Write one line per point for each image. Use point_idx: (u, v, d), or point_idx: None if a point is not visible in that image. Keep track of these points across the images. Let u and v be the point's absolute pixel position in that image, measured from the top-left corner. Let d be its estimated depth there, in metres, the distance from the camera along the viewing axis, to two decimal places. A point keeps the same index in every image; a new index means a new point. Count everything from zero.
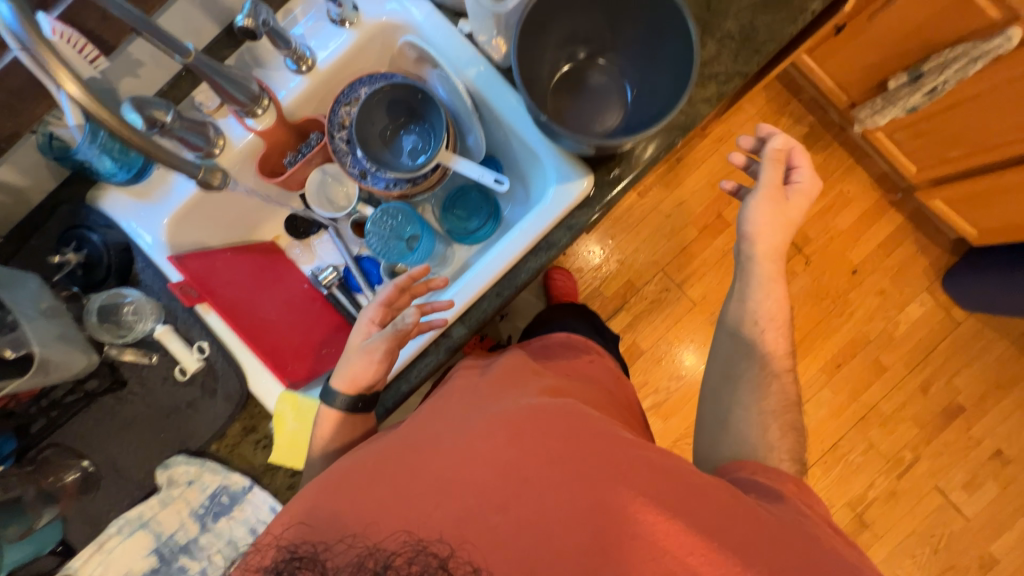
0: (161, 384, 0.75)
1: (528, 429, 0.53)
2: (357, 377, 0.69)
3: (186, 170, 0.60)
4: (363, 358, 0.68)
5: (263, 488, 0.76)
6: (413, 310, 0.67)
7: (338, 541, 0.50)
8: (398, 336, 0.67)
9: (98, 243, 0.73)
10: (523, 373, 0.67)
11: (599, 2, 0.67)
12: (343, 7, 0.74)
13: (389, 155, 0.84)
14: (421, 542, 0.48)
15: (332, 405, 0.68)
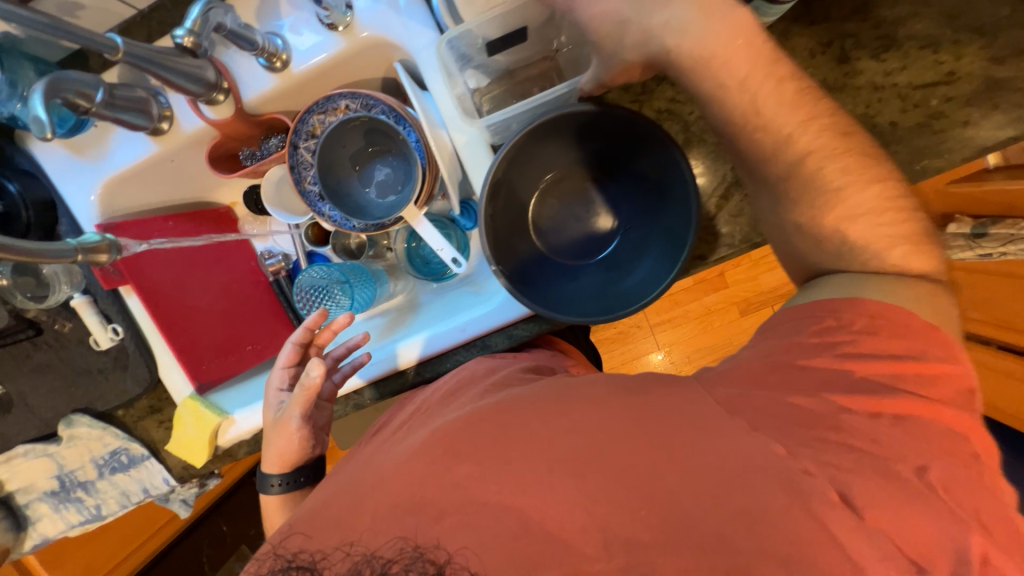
0: (76, 346, 0.75)
1: (477, 437, 0.46)
2: (284, 453, 0.66)
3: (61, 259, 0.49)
4: (280, 433, 0.65)
5: (159, 462, 0.80)
6: (316, 363, 0.61)
7: (337, 549, 0.42)
8: (306, 396, 0.62)
9: (14, 195, 0.66)
10: (474, 382, 0.58)
11: (619, 128, 0.57)
12: (332, 11, 0.61)
13: (357, 181, 0.76)
14: (418, 549, 0.41)
15: (269, 491, 0.66)
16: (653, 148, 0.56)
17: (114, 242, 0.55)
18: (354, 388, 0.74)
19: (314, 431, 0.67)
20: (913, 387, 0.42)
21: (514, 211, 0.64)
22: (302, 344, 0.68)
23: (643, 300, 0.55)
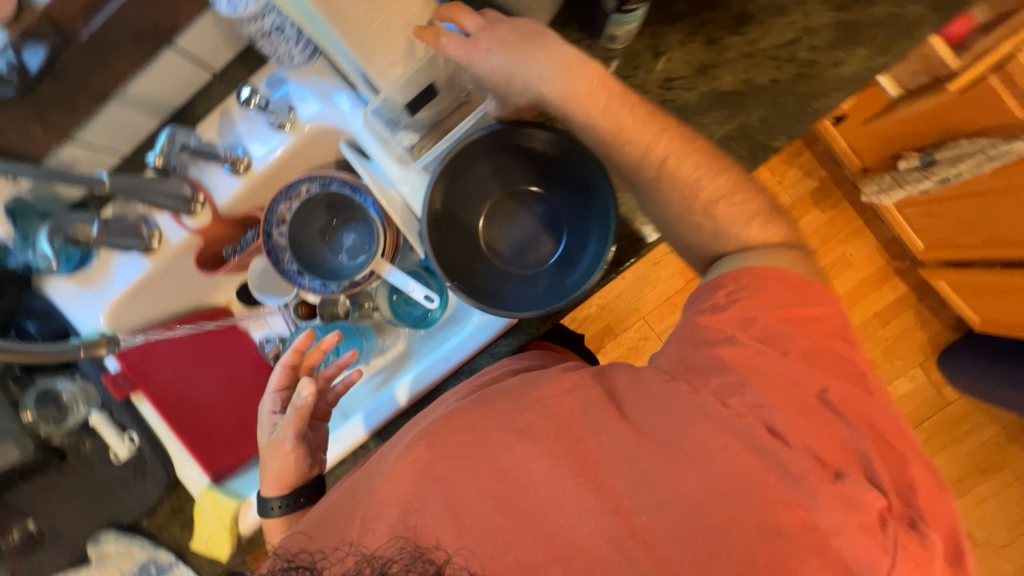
0: (98, 463, 0.79)
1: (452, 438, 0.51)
2: (281, 474, 0.66)
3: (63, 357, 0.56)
4: (276, 454, 0.65)
5: (188, 566, 0.79)
6: (307, 385, 0.63)
7: (335, 549, 0.49)
8: (299, 415, 0.65)
9: (34, 334, 0.75)
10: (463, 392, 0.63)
11: (532, 145, 0.64)
12: (279, 114, 0.72)
13: (329, 252, 0.84)
14: (417, 549, 0.46)
15: (269, 515, 0.65)
16: (564, 152, 0.62)
17: (112, 337, 0.62)
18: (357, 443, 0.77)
19: (309, 451, 0.68)
20: (792, 325, 0.52)
21: (464, 239, 0.70)
22: (293, 365, 0.69)
23: (586, 286, 0.60)
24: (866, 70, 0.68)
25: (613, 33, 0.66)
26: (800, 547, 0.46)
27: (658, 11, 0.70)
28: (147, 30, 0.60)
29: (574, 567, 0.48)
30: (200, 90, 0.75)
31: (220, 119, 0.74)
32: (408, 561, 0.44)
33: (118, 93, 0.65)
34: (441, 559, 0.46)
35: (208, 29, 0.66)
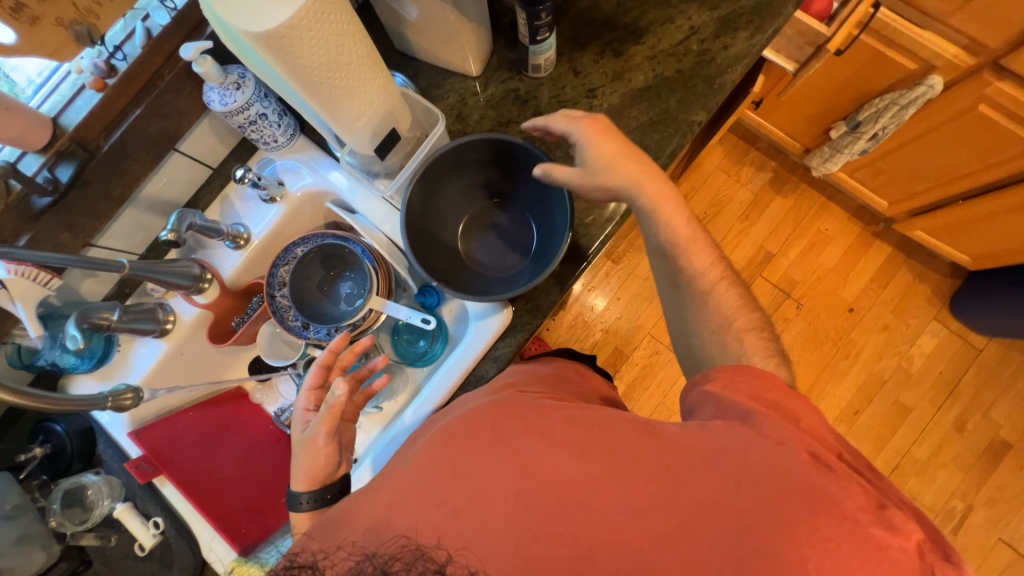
0: (123, 560, 0.77)
1: (461, 435, 0.52)
2: (312, 471, 0.66)
3: (91, 406, 0.61)
4: (309, 450, 0.66)
5: None
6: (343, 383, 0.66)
7: (338, 549, 0.48)
8: (332, 413, 0.66)
9: (62, 433, 0.79)
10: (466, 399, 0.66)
11: (490, 159, 0.74)
12: (269, 188, 0.82)
13: (329, 303, 0.90)
14: (420, 549, 0.45)
15: (299, 510, 0.65)
16: (516, 158, 0.72)
17: (137, 388, 0.68)
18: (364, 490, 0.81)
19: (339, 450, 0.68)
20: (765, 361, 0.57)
21: (448, 255, 0.78)
22: (328, 364, 0.72)
23: (553, 265, 0.67)
24: (749, 47, 0.81)
25: (535, 63, 0.80)
26: (818, 444, 0.46)
27: (569, 42, 0.85)
28: (156, 138, 0.72)
29: (603, 535, 0.45)
30: (202, 186, 0.87)
31: (222, 205, 0.86)
32: (411, 560, 0.43)
33: (133, 196, 0.77)
34: (442, 558, 0.44)
35: (204, 131, 0.80)
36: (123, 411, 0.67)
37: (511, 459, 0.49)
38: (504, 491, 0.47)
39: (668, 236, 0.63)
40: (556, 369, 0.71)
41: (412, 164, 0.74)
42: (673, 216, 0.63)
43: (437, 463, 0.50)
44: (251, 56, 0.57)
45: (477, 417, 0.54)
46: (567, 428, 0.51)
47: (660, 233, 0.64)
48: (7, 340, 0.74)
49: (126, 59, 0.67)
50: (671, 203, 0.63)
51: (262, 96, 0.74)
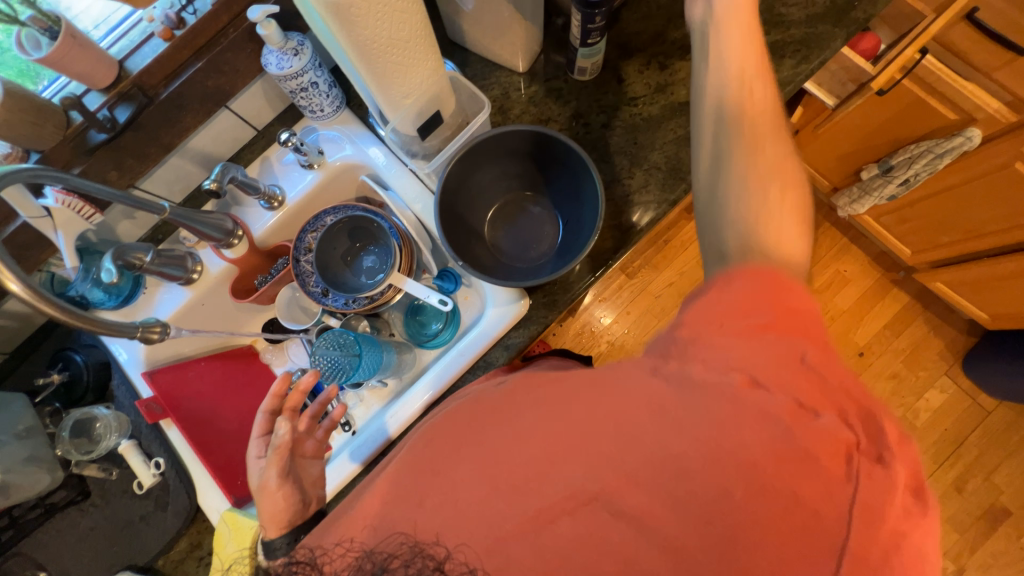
0: (120, 496, 0.79)
1: (441, 432, 0.51)
2: (275, 510, 0.64)
3: (120, 333, 0.62)
4: (264, 496, 0.65)
5: None
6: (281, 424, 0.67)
7: (337, 545, 0.47)
8: (280, 453, 0.67)
9: (80, 363, 0.80)
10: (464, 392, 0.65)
11: (526, 151, 0.75)
12: (309, 154, 0.85)
13: (350, 274, 0.92)
14: (419, 545, 0.43)
15: (273, 556, 0.61)
16: (553, 154, 0.74)
17: (166, 323, 0.70)
18: (347, 478, 0.81)
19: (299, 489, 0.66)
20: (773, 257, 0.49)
21: (475, 240, 0.80)
22: (273, 410, 0.72)
23: (579, 259, 0.67)
24: (793, 76, 0.83)
25: (582, 65, 0.82)
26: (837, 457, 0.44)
27: (617, 50, 0.87)
28: (210, 93, 0.75)
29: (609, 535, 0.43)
30: (245, 145, 0.90)
31: (261, 166, 0.88)
32: (409, 557, 0.42)
33: (180, 145, 0.80)
34: (442, 554, 0.43)
35: (256, 91, 0.83)
36: (151, 343, 0.70)
37: (474, 453, 0.47)
38: (478, 480, 0.45)
39: (737, 85, 0.55)
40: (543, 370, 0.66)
41: (452, 147, 0.76)
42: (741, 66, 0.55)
43: (417, 460, 0.49)
44: (317, 19, 0.59)
45: (461, 411, 0.53)
46: (528, 417, 0.48)
47: (722, 79, 0.56)
48: (43, 267, 0.77)
49: (195, 13, 0.70)
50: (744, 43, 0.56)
51: (317, 65, 0.77)
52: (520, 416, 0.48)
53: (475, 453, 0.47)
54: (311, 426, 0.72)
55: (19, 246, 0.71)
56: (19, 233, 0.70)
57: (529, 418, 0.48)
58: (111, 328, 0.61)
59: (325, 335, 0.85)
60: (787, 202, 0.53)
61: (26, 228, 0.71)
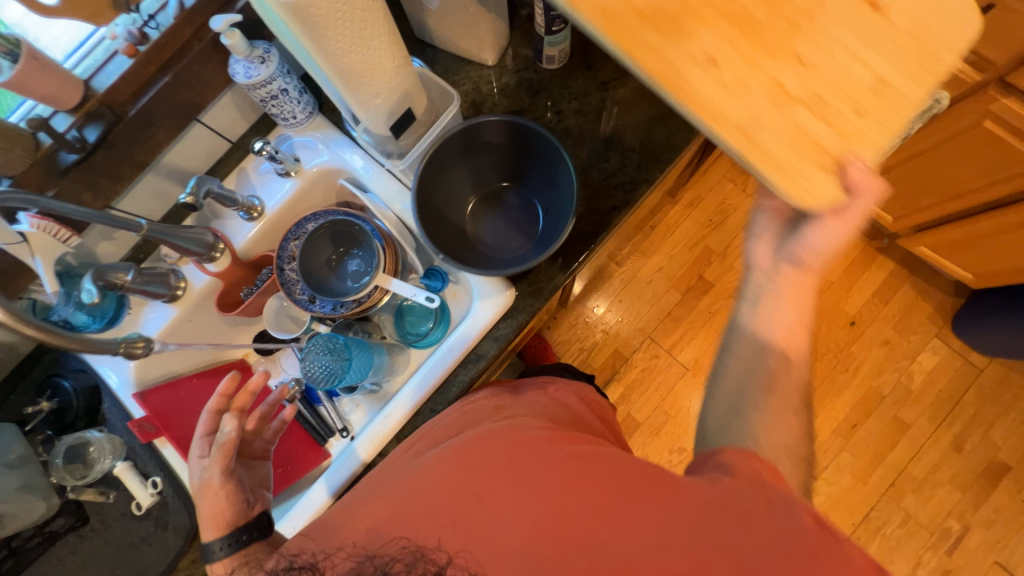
0: (119, 519, 0.79)
1: (476, 458, 0.53)
2: (221, 512, 0.68)
3: (104, 350, 0.62)
4: (206, 495, 0.68)
5: None
6: (230, 423, 0.72)
7: (344, 556, 0.49)
8: (225, 452, 0.71)
9: (69, 389, 0.79)
10: (484, 407, 0.67)
11: (499, 141, 0.76)
12: (286, 162, 0.85)
13: (336, 279, 0.92)
14: (420, 549, 0.47)
15: (212, 557, 0.65)
16: (526, 142, 0.74)
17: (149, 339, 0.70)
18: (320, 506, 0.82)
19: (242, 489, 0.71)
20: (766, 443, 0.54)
21: (456, 235, 0.80)
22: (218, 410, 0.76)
23: (561, 242, 0.68)
24: None
25: (550, 53, 0.82)
26: None
27: (583, 36, 0.87)
28: (179, 107, 0.75)
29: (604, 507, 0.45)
30: (221, 158, 0.89)
31: (238, 177, 0.88)
32: (411, 561, 0.44)
33: (154, 162, 0.80)
34: (442, 560, 0.45)
35: (227, 103, 0.83)
36: (133, 359, 0.70)
37: (516, 488, 0.50)
38: (519, 519, 0.48)
39: (782, 343, 0.58)
40: (554, 399, 0.70)
41: (426, 142, 0.76)
42: (788, 328, 0.58)
43: (456, 484, 0.51)
44: (281, 27, 0.60)
45: (493, 441, 0.54)
46: (568, 468, 0.51)
47: (772, 332, 0.58)
48: (23, 295, 0.76)
49: (158, 28, 0.70)
50: (800, 313, 0.58)
51: (285, 72, 0.77)
52: (567, 467, 0.51)
53: (516, 492, 0.50)
54: (258, 427, 0.80)
55: None
56: None
57: (573, 471, 0.51)
58: (94, 345, 0.61)
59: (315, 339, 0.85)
60: (793, 452, 0.55)
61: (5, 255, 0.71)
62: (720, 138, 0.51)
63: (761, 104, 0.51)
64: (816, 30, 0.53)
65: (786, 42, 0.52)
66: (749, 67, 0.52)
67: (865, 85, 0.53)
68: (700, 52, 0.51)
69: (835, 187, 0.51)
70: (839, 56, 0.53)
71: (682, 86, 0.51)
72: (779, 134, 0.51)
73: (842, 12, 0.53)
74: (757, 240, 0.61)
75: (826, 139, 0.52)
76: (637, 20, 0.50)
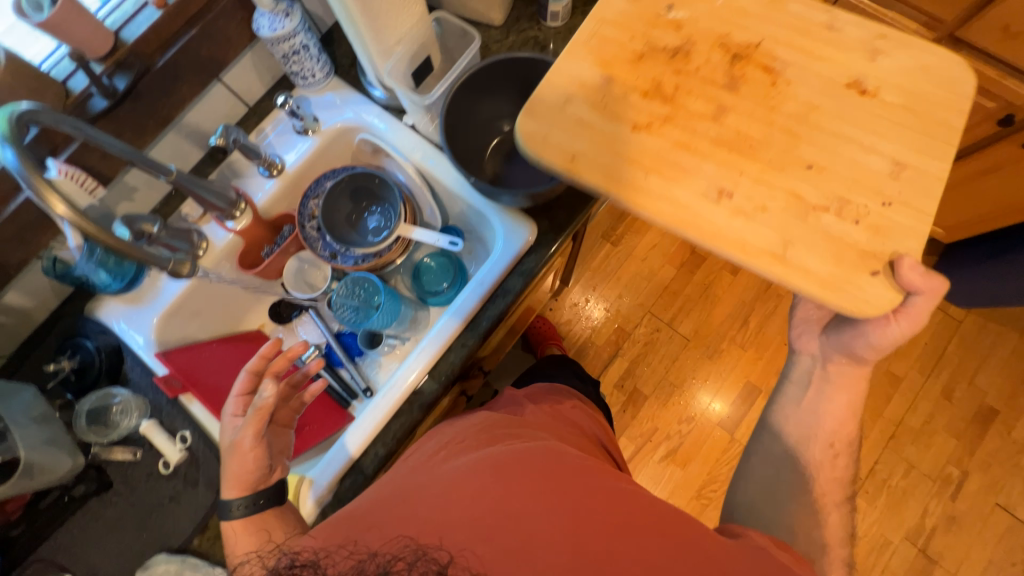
0: (145, 480, 0.76)
1: (512, 470, 0.54)
2: (243, 475, 0.64)
3: (157, 262, 0.65)
4: (234, 455, 0.64)
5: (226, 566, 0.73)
6: (270, 385, 0.66)
7: (344, 554, 0.46)
8: (260, 416, 0.65)
9: (91, 349, 0.79)
10: (507, 426, 0.69)
11: (514, 84, 0.81)
12: (305, 119, 0.87)
13: (356, 235, 0.93)
14: (422, 552, 0.45)
15: (229, 516, 0.62)
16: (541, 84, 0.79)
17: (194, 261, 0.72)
18: (320, 498, 0.76)
19: (270, 454, 0.67)
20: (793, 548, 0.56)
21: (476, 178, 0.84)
22: (257, 371, 0.70)
23: None
24: None
25: (554, 10, 0.88)
26: None
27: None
28: (203, 63, 0.78)
29: None
30: (238, 122, 0.91)
31: (257, 138, 0.90)
32: (412, 560, 0.42)
33: (176, 120, 0.81)
34: (444, 559, 0.44)
35: (248, 64, 0.85)
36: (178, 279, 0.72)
37: (542, 510, 0.50)
38: (554, 526, 0.49)
39: (830, 430, 0.68)
40: (559, 437, 0.75)
41: (451, 78, 0.78)
42: (836, 416, 0.68)
43: (489, 494, 0.52)
44: None
45: (526, 456, 0.57)
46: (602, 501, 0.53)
47: (818, 421, 0.68)
48: (44, 252, 0.75)
49: None
50: (848, 401, 0.68)
51: (306, 29, 0.80)
52: (592, 498, 0.52)
53: (551, 508, 0.51)
54: (288, 393, 0.75)
55: (22, 226, 0.70)
56: (21, 211, 0.69)
57: (597, 503, 0.52)
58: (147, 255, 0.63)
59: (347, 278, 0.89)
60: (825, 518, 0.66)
61: (29, 206, 0.70)
62: (768, 266, 0.62)
63: (788, 220, 0.62)
64: (814, 139, 0.64)
65: (785, 164, 0.64)
66: (762, 191, 0.63)
67: (881, 171, 0.63)
68: (707, 188, 0.64)
69: (887, 289, 0.59)
70: (845, 149, 0.64)
71: (717, 235, 0.63)
72: (819, 253, 0.61)
73: (836, 110, 0.65)
74: (806, 333, 0.73)
75: (861, 241, 0.61)
76: (641, 173, 0.65)
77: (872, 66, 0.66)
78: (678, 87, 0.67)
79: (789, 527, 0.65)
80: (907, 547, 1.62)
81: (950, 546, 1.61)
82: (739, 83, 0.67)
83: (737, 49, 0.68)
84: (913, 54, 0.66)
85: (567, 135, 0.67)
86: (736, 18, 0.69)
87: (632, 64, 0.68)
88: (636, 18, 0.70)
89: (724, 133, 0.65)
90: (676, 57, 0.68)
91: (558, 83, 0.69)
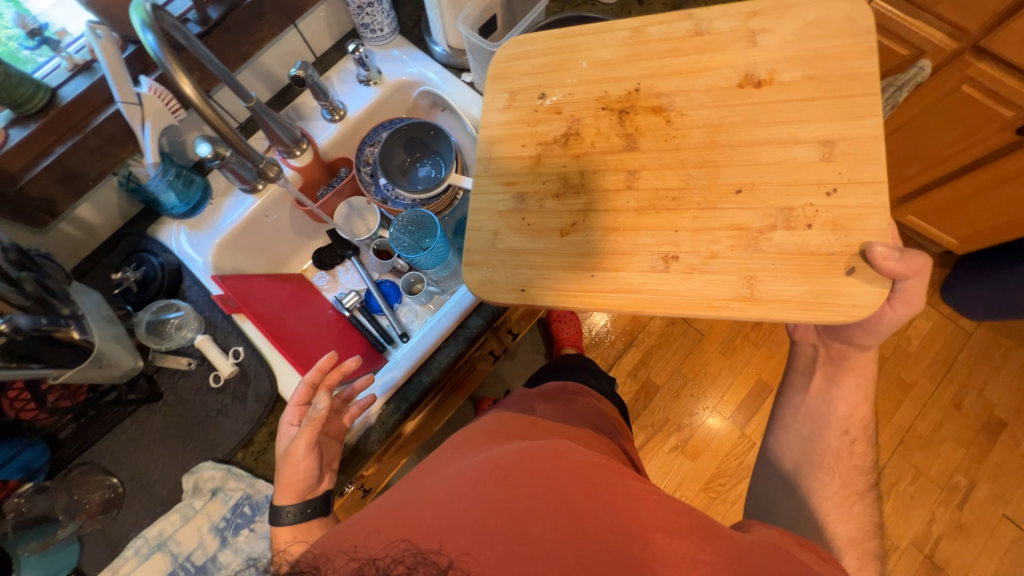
0: (195, 393, 0.79)
1: (514, 473, 0.49)
2: (294, 482, 0.63)
3: (255, 157, 0.74)
4: (287, 463, 0.63)
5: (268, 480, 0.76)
6: (324, 397, 0.64)
7: (341, 561, 0.43)
8: (313, 426, 0.64)
9: (156, 264, 0.82)
10: (517, 431, 0.65)
11: None
12: (370, 70, 0.93)
13: (407, 183, 0.98)
14: (422, 553, 0.41)
15: (280, 523, 0.61)
16: None
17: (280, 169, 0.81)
18: (363, 428, 0.80)
19: (320, 463, 0.66)
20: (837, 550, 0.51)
21: None
22: (313, 383, 0.68)
23: None
24: None
25: None
26: None
27: None
28: (286, 6, 0.83)
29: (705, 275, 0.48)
30: None
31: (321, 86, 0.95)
32: (412, 563, 0.39)
33: (253, 58, 0.86)
34: (443, 563, 0.41)
35: (322, 16, 0.91)
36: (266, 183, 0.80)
37: (544, 512, 0.45)
38: (559, 531, 0.44)
39: (842, 417, 0.63)
40: (585, 431, 0.73)
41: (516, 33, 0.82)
42: (847, 403, 0.63)
43: (492, 499, 0.47)
44: None
45: (529, 456, 0.51)
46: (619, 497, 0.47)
47: (829, 407, 0.64)
48: (120, 168, 0.79)
49: None
50: (859, 385, 0.63)
51: None
52: (596, 495, 0.47)
53: (556, 510, 0.45)
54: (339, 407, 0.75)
55: (108, 137, 0.74)
56: (109, 123, 0.74)
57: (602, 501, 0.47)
58: (248, 152, 0.73)
59: (404, 214, 0.91)
60: (859, 482, 0.62)
61: (116, 119, 0.74)
62: (743, 312, 0.52)
63: (740, 256, 0.53)
64: (732, 159, 0.56)
65: (713, 201, 0.55)
66: (703, 240, 0.54)
67: (813, 161, 0.53)
68: (652, 258, 0.55)
69: (873, 285, 0.50)
70: (769, 154, 0.55)
71: (682, 307, 0.53)
72: (787, 274, 0.52)
73: (744, 118, 0.56)
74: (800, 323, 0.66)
75: (824, 245, 0.51)
76: (587, 276, 0.57)
77: (756, 52, 0.58)
78: (584, 173, 0.60)
79: (796, 513, 0.61)
80: (911, 555, 1.49)
81: (954, 555, 1.48)
82: (634, 133, 0.59)
83: (618, 105, 0.61)
84: (792, 16, 0.58)
85: (510, 271, 0.60)
86: (605, 71, 0.63)
87: (531, 170, 0.63)
88: (517, 123, 0.65)
89: (645, 199, 0.57)
90: (569, 142, 0.62)
91: (480, 219, 0.63)
